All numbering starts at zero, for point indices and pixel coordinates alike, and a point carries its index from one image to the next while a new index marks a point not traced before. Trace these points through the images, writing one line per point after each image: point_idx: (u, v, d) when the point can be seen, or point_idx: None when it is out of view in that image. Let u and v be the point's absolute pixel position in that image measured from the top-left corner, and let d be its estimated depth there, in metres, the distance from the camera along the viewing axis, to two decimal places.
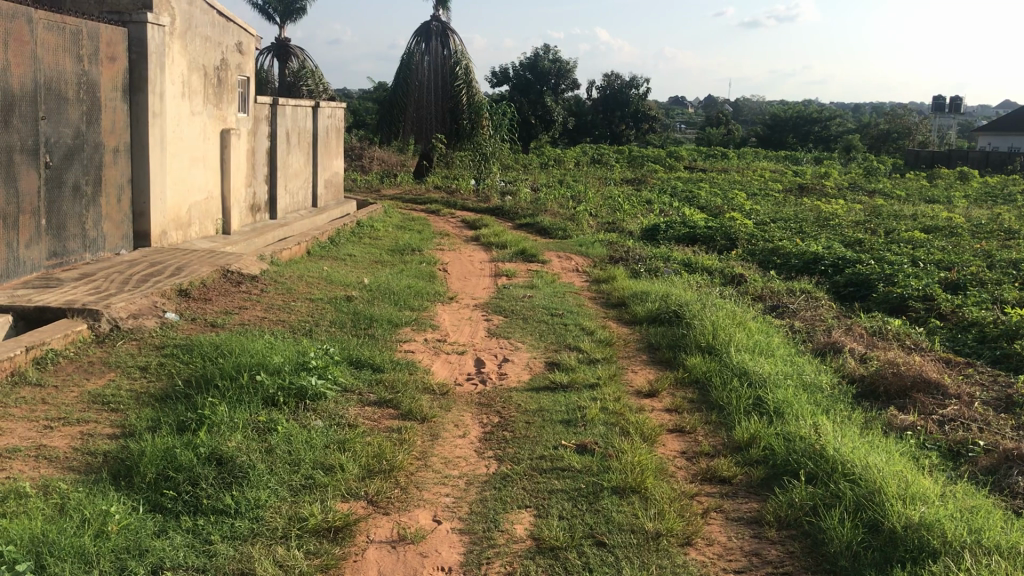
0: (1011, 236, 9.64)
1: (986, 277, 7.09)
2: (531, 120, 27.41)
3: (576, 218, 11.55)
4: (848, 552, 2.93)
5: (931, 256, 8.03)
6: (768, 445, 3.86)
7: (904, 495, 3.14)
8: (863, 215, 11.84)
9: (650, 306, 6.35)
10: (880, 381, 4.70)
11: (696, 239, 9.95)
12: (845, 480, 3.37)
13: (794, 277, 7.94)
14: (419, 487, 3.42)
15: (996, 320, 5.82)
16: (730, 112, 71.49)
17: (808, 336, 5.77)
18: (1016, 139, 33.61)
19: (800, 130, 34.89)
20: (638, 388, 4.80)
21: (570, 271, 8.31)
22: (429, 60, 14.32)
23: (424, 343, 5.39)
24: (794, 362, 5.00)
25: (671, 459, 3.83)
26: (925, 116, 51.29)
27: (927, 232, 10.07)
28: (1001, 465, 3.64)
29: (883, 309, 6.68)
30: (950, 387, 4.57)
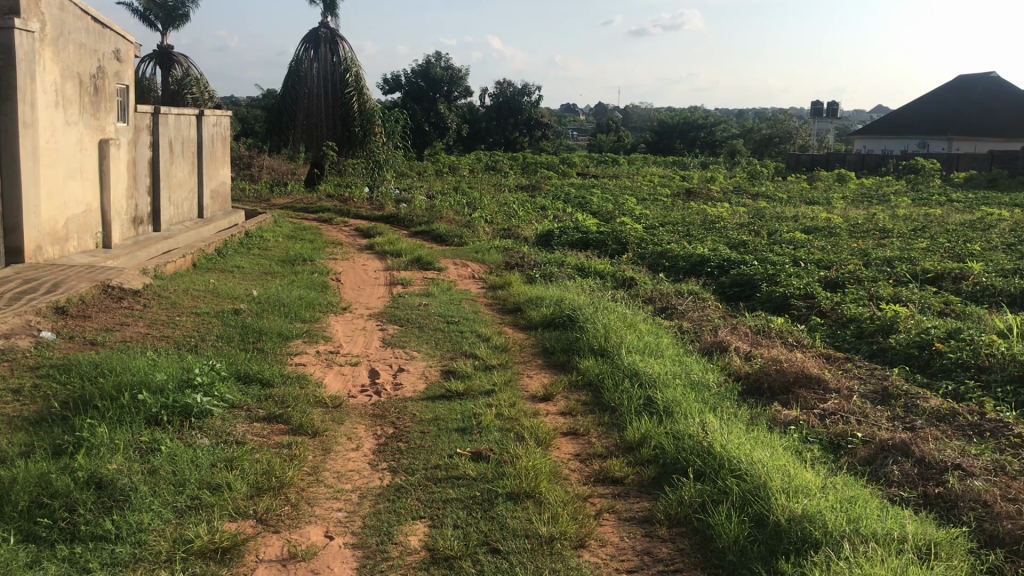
0: (885, 235, 10.09)
1: (862, 275, 7.40)
2: (424, 127, 27.43)
3: (471, 224, 11.55)
4: (735, 546, 3.01)
5: (811, 256, 8.34)
6: (659, 444, 3.93)
7: (788, 488, 3.25)
8: (748, 217, 12.21)
9: (544, 311, 6.41)
10: (764, 378, 4.84)
11: (589, 244, 10.08)
12: (732, 476, 3.46)
13: (683, 279, 8.12)
14: (312, 503, 3.35)
15: (872, 316, 6.07)
16: (622, 117, 72.69)
17: (696, 336, 5.91)
18: (890, 142, 35.26)
19: (687, 136, 35.82)
20: (533, 392, 4.82)
21: (466, 278, 8.31)
22: (318, 66, 14.06)
23: (316, 356, 5.30)
24: (683, 362, 5.12)
25: (565, 462, 3.86)
26: (805, 121, 53.29)
27: (807, 233, 10.47)
28: (877, 455, 3.80)
29: (768, 308, 6.90)
30: (829, 381, 4.76)
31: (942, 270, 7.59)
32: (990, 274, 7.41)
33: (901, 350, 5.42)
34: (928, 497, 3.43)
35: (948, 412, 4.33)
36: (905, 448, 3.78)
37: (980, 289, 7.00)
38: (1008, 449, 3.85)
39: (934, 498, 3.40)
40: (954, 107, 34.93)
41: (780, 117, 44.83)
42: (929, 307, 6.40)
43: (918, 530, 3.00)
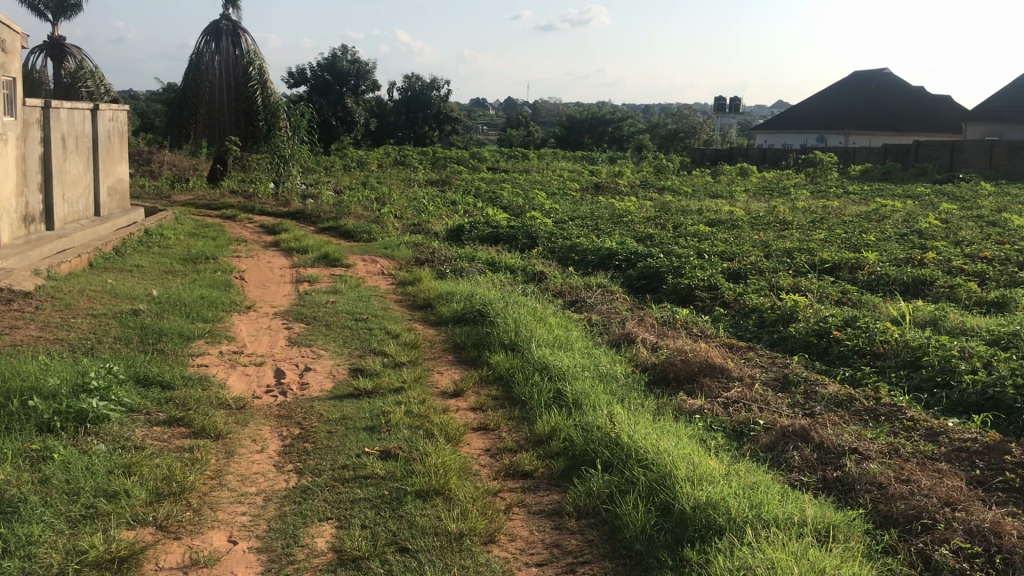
0: (785, 227, 10.37)
1: (764, 266, 7.60)
2: (331, 121, 27.05)
3: (380, 220, 11.44)
4: (641, 536, 3.06)
5: (715, 248, 8.52)
6: (568, 437, 3.96)
7: (692, 476, 3.31)
8: (655, 211, 12.40)
9: (455, 307, 6.38)
10: (670, 369, 4.92)
11: (499, 239, 10.09)
12: (639, 466, 3.51)
13: (592, 272, 8.20)
14: (214, 508, 3.26)
15: (773, 306, 6.24)
16: (532, 112, 73.15)
17: (605, 328, 5.97)
18: (790, 137, 36.25)
19: (595, 131, 36.22)
20: (443, 389, 4.80)
21: (374, 274, 8.23)
22: (220, 59, 13.72)
23: (219, 356, 5.16)
24: (591, 354, 5.16)
25: (474, 458, 3.85)
26: (709, 117, 54.45)
27: (711, 225, 10.69)
28: (778, 441, 3.90)
29: (674, 300, 7.02)
30: (733, 370, 4.87)
31: (839, 260, 7.84)
32: (883, 263, 7.68)
33: (801, 338, 5.58)
34: (827, 480, 3.53)
35: (845, 398, 4.47)
36: (805, 434, 3.89)
37: (875, 278, 7.26)
38: (902, 432, 4.00)
39: (832, 482, 3.51)
40: (849, 102, 36.11)
41: (686, 112, 45.64)
42: (827, 296, 6.60)
43: (816, 512, 3.08)
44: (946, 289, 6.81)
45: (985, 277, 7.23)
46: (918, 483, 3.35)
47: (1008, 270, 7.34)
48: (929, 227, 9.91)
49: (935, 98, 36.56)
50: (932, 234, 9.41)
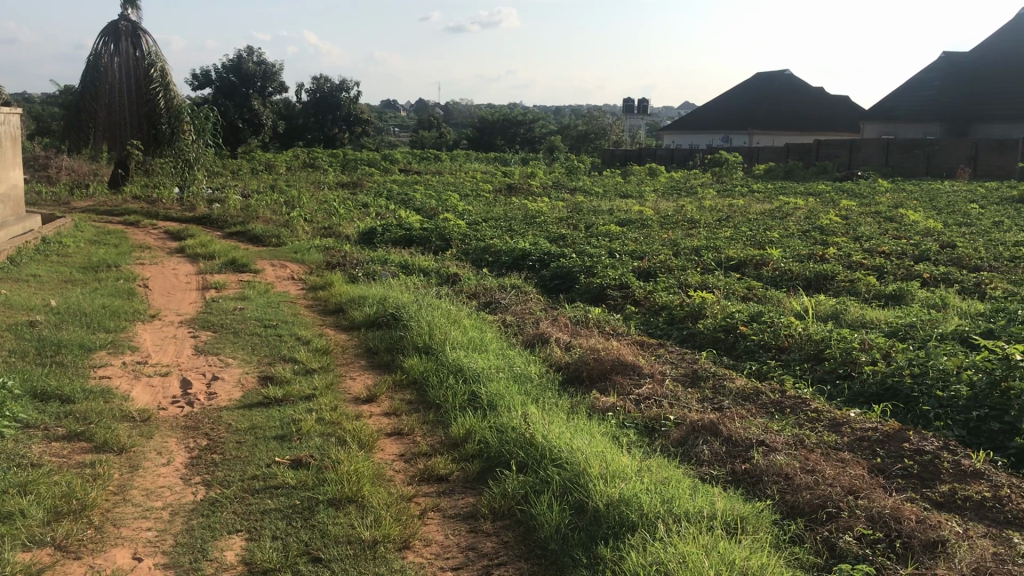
0: (693, 226, 10.57)
1: (673, 264, 7.73)
2: (237, 124, 26.46)
3: (290, 224, 11.26)
4: (556, 535, 3.08)
5: (626, 247, 8.64)
6: (482, 439, 3.95)
7: (606, 473, 3.34)
8: (566, 211, 12.50)
9: (368, 311, 6.31)
10: (583, 367, 4.97)
11: (412, 240, 10.03)
12: (553, 465, 3.53)
13: (505, 273, 8.21)
14: (117, 524, 3.16)
15: (682, 303, 6.35)
16: (443, 115, 73.08)
17: (519, 328, 5.99)
18: (695, 137, 37.04)
19: (507, 132, 36.36)
20: (356, 394, 4.74)
21: (284, 279, 8.09)
22: (119, 61, 13.35)
23: (122, 367, 5.00)
24: (505, 355, 5.16)
25: (388, 463, 3.81)
26: (618, 118, 55.22)
27: (622, 225, 10.83)
28: (689, 435, 3.97)
29: (586, 299, 7.08)
30: (644, 367, 4.94)
31: (744, 257, 8.04)
32: (787, 259, 7.91)
33: (709, 334, 5.69)
34: (735, 473, 3.61)
35: (752, 392, 4.58)
36: (714, 428, 3.97)
37: (779, 274, 7.46)
38: (807, 423, 4.11)
39: (741, 474, 3.58)
40: (753, 102, 37.05)
41: (596, 114, 46.22)
42: (734, 293, 6.75)
43: (727, 505, 3.14)
44: (846, 283, 7.04)
45: (883, 271, 7.50)
46: (823, 472, 3.45)
47: (904, 263, 7.63)
48: (830, 224, 10.23)
49: (832, 99, 37.81)
50: (833, 230, 9.72)
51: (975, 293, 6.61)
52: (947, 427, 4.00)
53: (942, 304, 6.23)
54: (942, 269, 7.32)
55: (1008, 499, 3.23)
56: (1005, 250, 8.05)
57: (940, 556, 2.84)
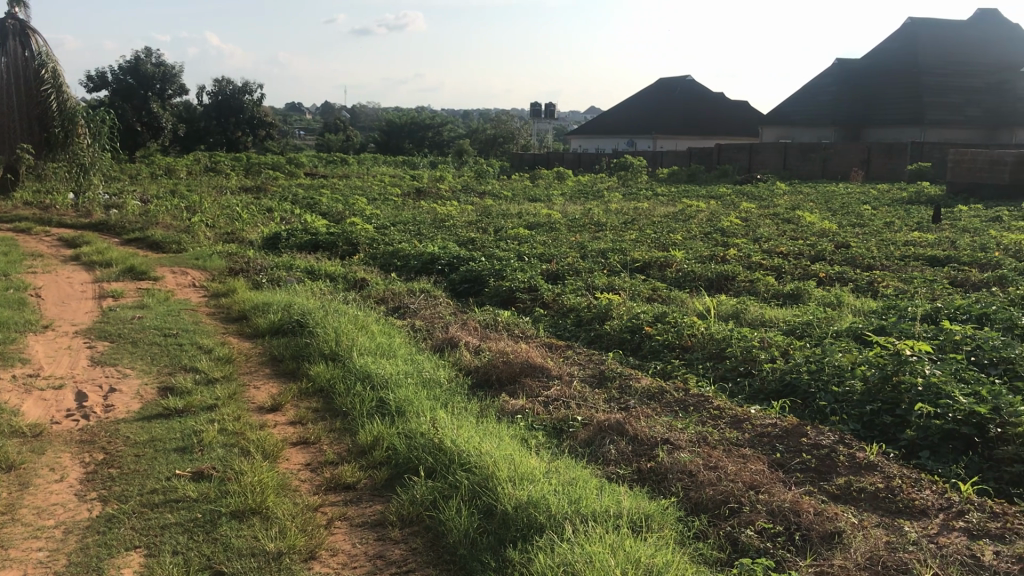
0: (599, 229, 10.70)
1: (581, 267, 7.81)
2: (135, 126, 25.69)
3: (190, 230, 10.97)
4: (465, 540, 3.08)
5: (534, 251, 8.68)
6: (391, 446, 3.92)
7: (514, 476, 3.35)
8: (476, 215, 12.53)
9: (272, 317, 6.19)
10: (492, 371, 4.98)
11: (318, 246, 9.90)
12: (462, 470, 3.52)
13: (414, 277, 8.17)
14: (5, 546, 3.02)
15: (590, 304, 6.42)
16: (350, 118, 72.47)
17: (427, 333, 5.96)
18: (602, 141, 37.60)
19: (414, 136, 36.21)
20: (260, 404, 4.64)
21: (185, 287, 7.87)
22: (6, 61, 12.84)
23: (11, 381, 4.79)
24: (414, 360, 5.13)
25: (294, 473, 3.74)
26: (526, 122, 55.60)
27: (530, 228, 10.90)
28: (596, 436, 4.01)
29: (495, 302, 7.10)
30: (552, 368, 4.98)
31: (649, 259, 8.18)
32: (690, 261, 8.08)
33: (616, 335, 5.77)
34: (642, 471, 3.66)
35: (657, 391, 4.65)
36: (620, 428, 4.02)
37: (682, 275, 7.61)
38: (710, 421, 4.20)
39: (647, 472, 3.64)
40: (657, 105, 37.74)
41: (504, 118, 46.45)
42: (639, 294, 6.87)
43: (632, 504, 3.19)
44: (747, 283, 7.23)
45: (781, 271, 7.72)
46: (725, 468, 3.53)
47: (801, 263, 7.89)
48: (731, 225, 10.50)
49: (732, 105, 38.86)
50: (734, 232, 9.98)
51: (867, 292, 6.87)
52: (842, 421, 4.14)
53: (837, 303, 6.45)
54: (837, 269, 7.58)
55: (899, 489, 3.37)
56: (894, 250, 8.40)
57: (837, 547, 2.93)
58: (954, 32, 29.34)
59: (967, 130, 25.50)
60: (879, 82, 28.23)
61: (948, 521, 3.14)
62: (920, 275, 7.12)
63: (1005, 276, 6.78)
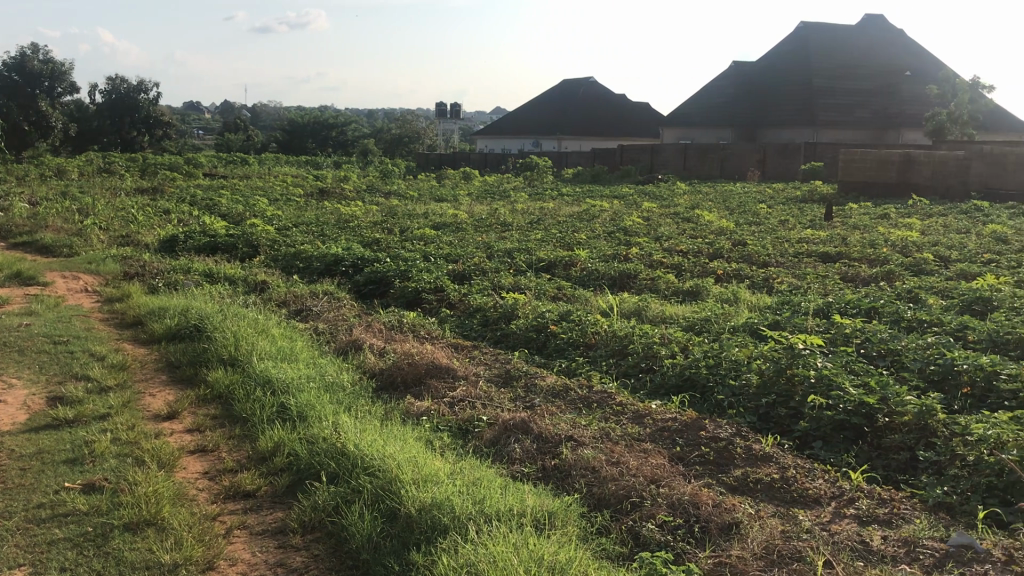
0: (505, 229, 10.73)
1: (487, 267, 7.81)
2: (22, 126, 24.54)
3: (82, 233, 10.56)
4: (368, 544, 3.05)
5: (440, 251, 8.65)
6: (292, 452, 3.86)
7: (418, 478, 3.33)
8: (380, 215, 12.42)
9: (169, 322, 6.01)
10: (396, 373, 4.94)
11: (217, 248, 9.66)
12: (365, 474, 3.48)
13: (317, 279, 8.05)
14: None
15: (496, 304, 6.43)
16: (251, 117, 71.06)
17: (331, 336, 5.87)
18: (507, 141, 37.69)
19: (318, 135, 35.72)
20: (156, 412, 4.50)
21: (77, 292, 7.58)
22: None
23: None
24: (316, 364, 5.04)
25: (191, 482, 3.64)
26: (431, 122, 55.43)
27: (435, 228, 10.86)
28: (501, 435, 4.02)
29: (401, 304, 7.05)
30: (458, 369, 4.97)
31: (554, 258, 8.24)
32: (594, 260, 8.17)
33: (522, 334, 5.79)
34: (546, 469, 3.69)
35: (562, 389, 4.69)
36: (525, 427, 4.04)
37: (586, 273, 7.70)
38: (613, 417, 4.26)
39: (551, 470, 3.67)
40: (561, 106, 38.08)
41: (409, 118, 46.20)
42: (545, 293, 6.91)
43: (537, 502, 3.20)
44: (648, 281, 7.36)
45: (681, 269, 7.89)
46: (627, 464, 3.58)
47: (701, 261, 8.06)
48: (634, 225, 10.66)
49: (635, 106, 39.52)
50: (636, 231, 10.14)
51: (764, 287, 7.07)
52: (740, 414, 4.24)
53: (734, 299, 6.62)
54: (735, 266, 7.78)
55: (793, 479, 3.47)
56: (789, 247, 8.66)
57: (734, 538, 3.00)
58: (843, 36, 30.48)
59: (857, 131, 26.49)
60: (774, 85, 29.09)
61: (839, 508, 3.25)
62: (813, 271, 7.37)
63: (892, 271, 7.07)
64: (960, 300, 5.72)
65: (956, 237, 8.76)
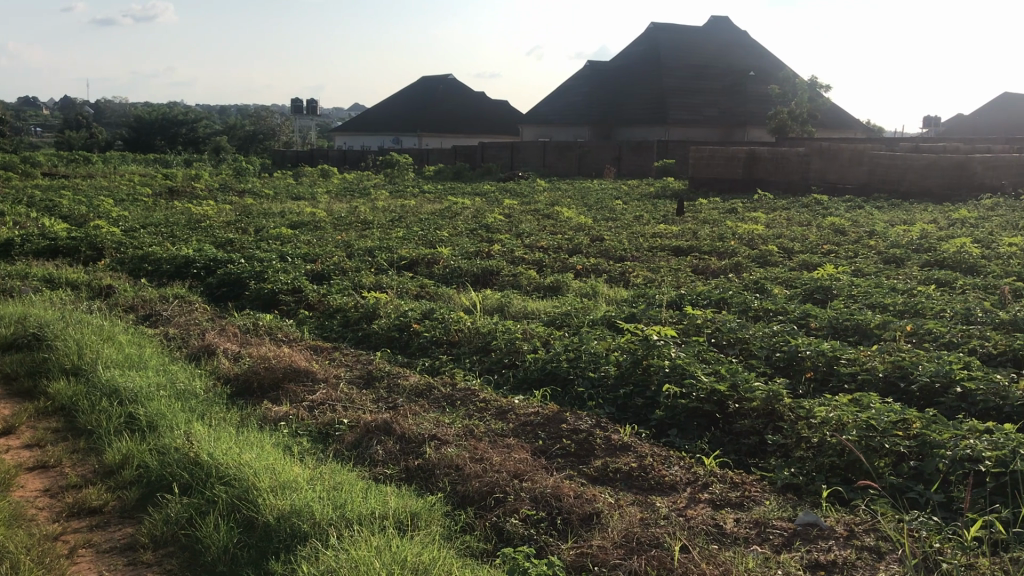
0: (365, 227, 10.60)
1: (347, 266, 7.69)
2: None
3: None
4: (225, 556, 2.95)
5: (298, 250, 8.45)
6: (142, 464, 3.69)
7: (275, 485, 3.24)
8: (234, 215, 12.03)
9: (4, 332, 5.64)
10: (253, 377, 4.79)
11: (58, 252, 9.14)
12: (220, 483, 3.36)
13: (167, 283, 7.73)
14: None
15: (356, 304, 6.33)
16: (95, 113, 67.75)
17: (183, 341, 5.65)
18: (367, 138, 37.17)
19: (167, 132, 34.39)
20: None
21: None
22: None
23: None
24: (167, 371, 4.84)
25: (30, 501, 3.43)
26: (288, 119, 54.26)
27: (293, 228, 10.61)
28: (363, 438, 3.95)
29: (257, 306, 6.84)
30: (317, 371, 4.87)
31: (416, 256, 8.18)
32: (455, 257, 8.16)
33: (384, 333, 5.72)
34: (409, 470, 3.65)
35: (424, 387, 4.66)
36: (387, 428, 3.99)
37: (449, 270, 7.68)
38: (476, 413, 4.26)
39: (414, 470, 3.63)
40: (421, 103, 37.89)
41: (264, 113, 45.02)
42: (407, 292, 6.85)
43: (399, 503, 3.17)
44: (510, 277, 7.41)
45: (542, 265, 7.98)
46: (490, 460, 3.59)
47: (560, 257, 8.18)
48: (495, 222, 10.72)
49: (493, 105, 39.77)
50: (498, 228, 10.20)
51: (621, 281, 7.24)
52: (599, 406, 4.32)
53: (592, 293, 6.76)
54: (593, 261, 7.93)
55: (651, 467, 3.56)
56: (645, 241, 8.91)
57: (595, 528, 3.05)
58: (692, 37, 31.56)
59: (707, 129, 27.52)
60: (628, 84, 29.84)
61: (694, 493, 3.36)
62: (667, 265, 7.59)
63: (739, 263, 7.37)
64: (802, 289, 6.02)
65: (798, 229, 9.23)
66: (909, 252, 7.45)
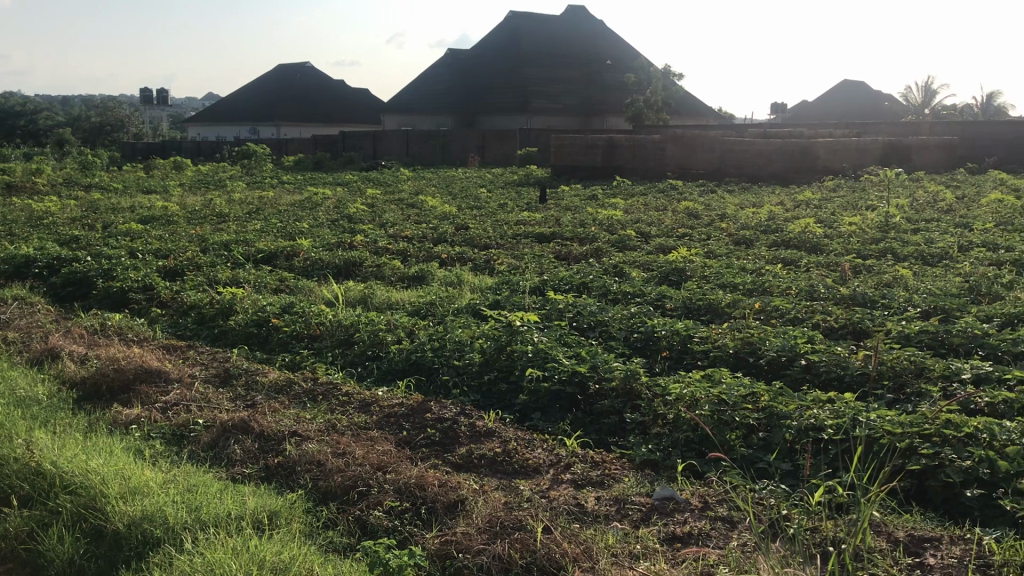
0: (221, 220, 10.27)
1: (202, 261, 7.43)
2: None
3: None
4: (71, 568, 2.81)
5: (149, 246, 8.11)
6: None
7: (125, 491, 3.11)
8: (79, 211, 11.45)
9: None
10: (101, 381, 4.57)
11: None
12: (65, 493, 3.20)
13: (5, 284, 7.28)
14: None
15: (212, 300, 6.12)
16: None
17: (23, 345, 5.34)
18: (223, 129, 35.94)
19: (4, 125, 32.43)
20: None
21: None
22: None
23: None
24: (4, 377, 4.56)
25: None
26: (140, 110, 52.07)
27: (144, 223, 10.18)
28: (220, 437, 3.83)
29: (106, 305, 6.53)
30: (171, 372, 4.69)
31: (275, 249, 7.98)
32: (316, 249, 8.00)
33: (241, 329, 5.55)
34: (269, 467, 3.56)
35: (285, 383, 4.56)
36: (244, 426, 3.88)
37: (310, 262, 7.53)
38: (339, 407, 4.20)
39: (274, 467, 3.55)
40: (279, 91, 36.95)
41: (113, 105, 43.02)
42: (266, 286, 6.68)
43: (258, 502, 3.09)
44: (373, 268, 7.33)
45: (406, 254, 7.93)
46: (352, 453, 3.55)
47: (424, 246, 8.14)
48: (356, 212, 10.58)
49: (353, 95, 39.23)
50: (360, 218, 10.06)
51: (485, 269, 7.27)
52: (463, 393, 4.33)
53: (455, 282, 6.76)
54: (457, 249, 7.93)
55: (514, 451, 3.60)
56: (508, 229, 8.97)
57: (459, 515, 3.06)
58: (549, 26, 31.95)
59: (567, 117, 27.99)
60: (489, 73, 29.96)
61: (557, 474, 3.41)
62: (529, 251, 7.67)
63: (599, 248, 7.51)
64: (658, 272, 6.18)
65: (655, 214, 9.49)
66: (758, 233, 7.78)
